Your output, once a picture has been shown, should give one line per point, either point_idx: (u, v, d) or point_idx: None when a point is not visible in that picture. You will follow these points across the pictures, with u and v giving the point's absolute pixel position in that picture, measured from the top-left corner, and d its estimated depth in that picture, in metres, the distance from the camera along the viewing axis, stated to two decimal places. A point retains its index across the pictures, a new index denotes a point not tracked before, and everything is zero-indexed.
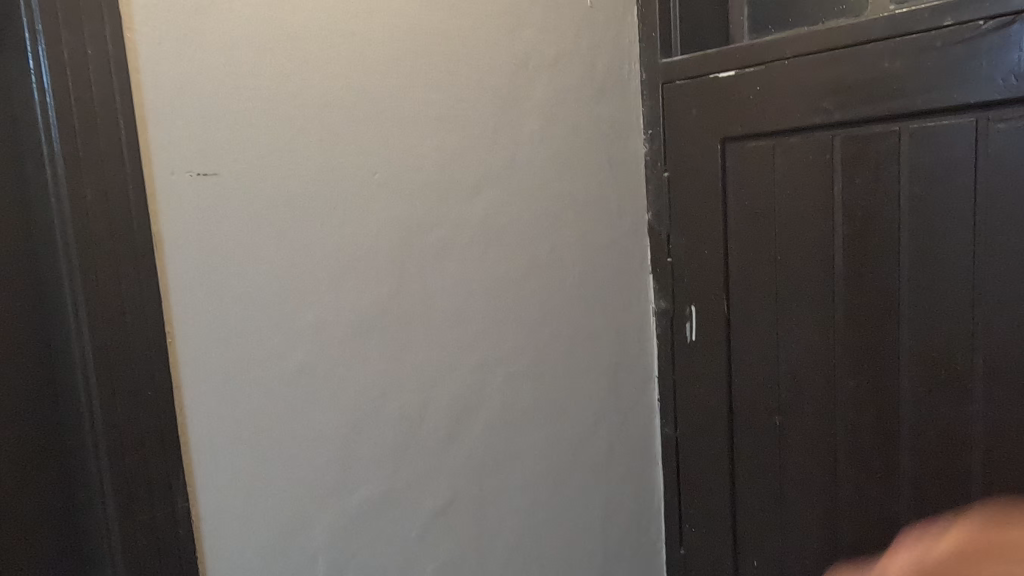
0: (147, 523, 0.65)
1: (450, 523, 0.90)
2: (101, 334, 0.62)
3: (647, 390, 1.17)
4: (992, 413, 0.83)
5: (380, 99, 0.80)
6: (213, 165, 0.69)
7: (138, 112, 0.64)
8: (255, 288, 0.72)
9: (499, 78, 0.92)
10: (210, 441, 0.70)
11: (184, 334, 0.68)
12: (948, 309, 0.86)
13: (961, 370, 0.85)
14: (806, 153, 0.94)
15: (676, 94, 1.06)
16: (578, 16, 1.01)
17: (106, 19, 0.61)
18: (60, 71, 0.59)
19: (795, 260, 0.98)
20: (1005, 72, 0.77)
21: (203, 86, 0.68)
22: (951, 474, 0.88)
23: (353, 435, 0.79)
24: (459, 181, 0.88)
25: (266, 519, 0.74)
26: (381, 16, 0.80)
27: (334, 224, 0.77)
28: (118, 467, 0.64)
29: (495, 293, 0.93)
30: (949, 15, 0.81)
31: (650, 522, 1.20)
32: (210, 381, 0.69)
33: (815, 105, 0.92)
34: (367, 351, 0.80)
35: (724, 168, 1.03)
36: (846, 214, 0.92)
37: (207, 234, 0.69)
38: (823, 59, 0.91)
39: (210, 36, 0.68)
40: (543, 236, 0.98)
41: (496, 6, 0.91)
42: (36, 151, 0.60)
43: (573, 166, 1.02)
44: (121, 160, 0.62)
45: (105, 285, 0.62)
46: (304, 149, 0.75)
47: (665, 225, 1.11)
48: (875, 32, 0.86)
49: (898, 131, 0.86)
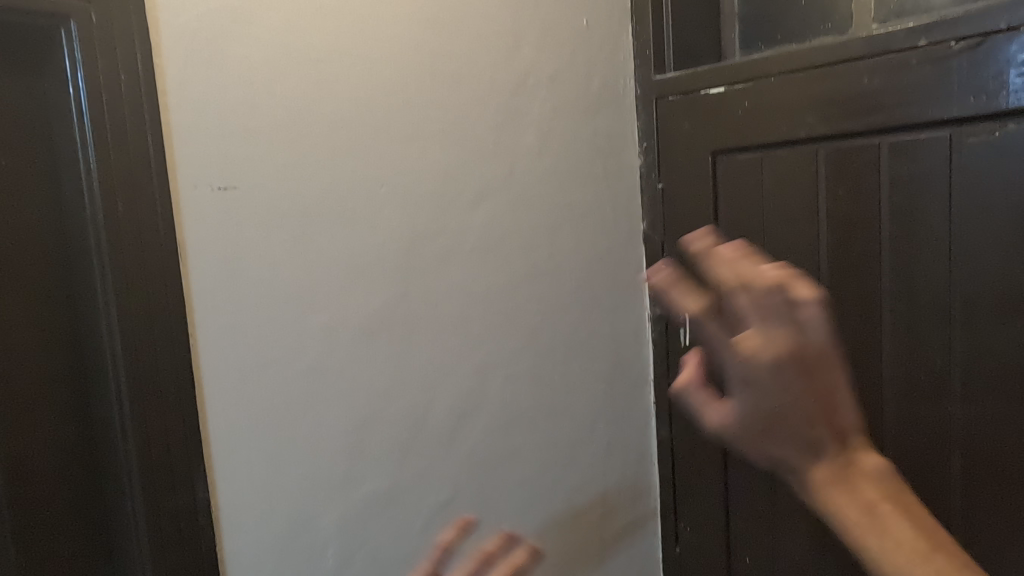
0: (172, 518, 0.68)
1: (453, 519, 0.93)
2: (130, 337, 0.65)
3: (643, 392, 1.21)
4: (969, 411, 0.89)
5: (389, 115, 0.84)
6: (233, 178, 0.72)
7: (164, 129, 0.68)
8: (273, 294, 0.75)
9: (499, 95, 0.96)
10: (229, 441, 0.73)
11: (207, 340, 0.71)
12: (928, 313, 0.91)
13: (940, 371, 0.90)
14: (792, 165, 0.99)
15: (669, 109, 1.11)
16: (575, 35, 1.06)
17: (137, 44, 0.65)
18: (96, 93, 0.63)
19: (783, 266, 1.03)
20: (975, 91, 0.83)
21: (226, 104, 0.72)
22: (932, 470, 0.93)
23: (363, 436, 0.83)
24: (461, 193, 0.92)
25: (282, 518, 0.77)
26: (390, 37, 0.84)
27: (345, 233, 0.80)
28: (146, 465, 0.67)
29: (495, 299, 0.97)
30: (923, 35, 0.86)
31: (646, 521, 1.23)
32: (231, 384, 0.73)
33: (800, 120, 0.97)
34: (376, 355, 0.84)
35: (716, 179, 1.08)
36: (830, 222, 0.97)
37: (227, 244, 0.72)
38: (808, 77, 0.96)
39: (233, 57, 0.72)
40: (542, 245, 1.02)
41: (498, 26, 0.96)
42: (71, 165, 0.63)
43: (570, 176, 1.06)
44: (149, 174, 0.66)
45: (134, 291, 0.65)
46: (319, 163, 0.78)
47: (660, 233, 1.16)
48: (856, 51, 0.92)
49: (879, 143, 0.92)
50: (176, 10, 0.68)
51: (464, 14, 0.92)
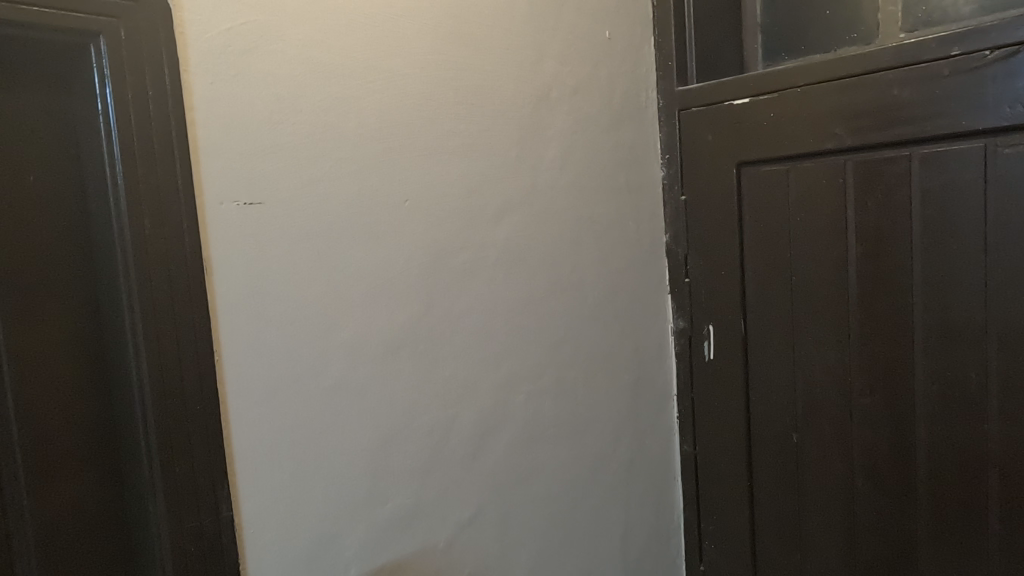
0: (195, 537, 0.68)
1: (477, 535, 0.92)
2: (156, 353, 0.65)
3: (666, 405, 1.19)
4: (1007, 431, 0.86)
5: (411, 130, 0.84)
6: (257, 195, 0.72)
7: (191, 145, 0.68)
8: (300, 309, 0.75)
9: (522, 108, 0.95)
10: (251, 459, 0.72)
11: (232, 356, 0.70)
12: (961, 327, 0.88)
13: (974, 387, 0.88)
14: (821, 177, 0.98)
15: (692, 121, 1.10)
16: (597, 47, 1.05)
17: (165, 61, 0.65)
18: (124, 109, 0.62)
19: (810, 278, 1.01)
20: (1011, 100, 0.81)
21: (251, 118, 0.71)
22: (967, 490, 0.90)
23: (385, 450, 0.82)
24: (485, 208, 0.91)
25: (304, 537, 0.76)
26: (413, 52, 0.84)
27: (369, 248, 0.80)
28: (171, 482, 0.66)
29: (517, 313, 0.95)
30: (955, 45, 0.84)
31: (670, 538, 1.21)
32: (257, 401, 0.72)
33: (828, 131, 0.96)
34: (397, 368, 0.83)
35: (740, 192, 1.07)
36: (860, 236, 0.95)
37: (251, 260, 0.72)
38: (836, 87, 0.94)
39: (259, 74, 0.72)
40: (565, 259, 1.01)
41: (522, 40, 0.96)
42: (98, 180, 0.63)
43: (593, 188, 1.05)
44: (176, 192, 0.66)
45: (160, 307, 0.65)
46: (344, 179, 0.78)
47: (683, 246, 1.15)
48: (886, 61, 0.90)
49: (909, 155, 0.90)
50: (202, 27, 0.68)
51: (488, 29, 0.92)
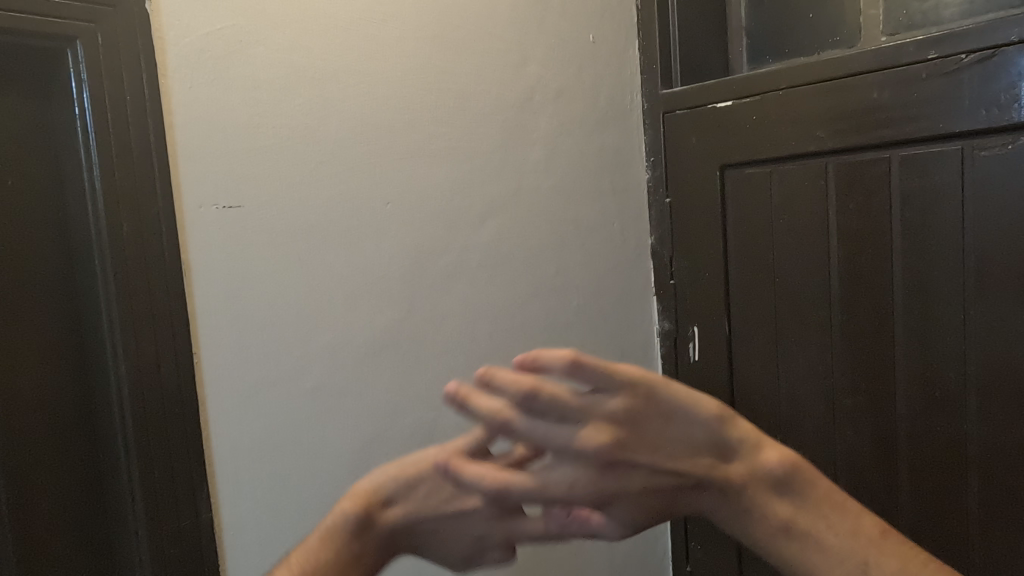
0: (173, 538, 0.68)
1: None
2: (135, 355, 0.65)
3: None
4: (987, 431, 0.87)
5: (393, 133, 0.84)
6: (237, 198, 0.72)
7: (171, 149, 0.68)
8: (281, 312, 0.75)
9: (505, 111, 0.96)
10: (231, 461, 0.72)
11: (213, 358, 0.71)
12: (942, 327, 0.89)
13: (955, 387, 0.89)
14: (803, 179, 0.98)
15: (676, 124, 1.11)
16: (581, 50, 1.06)
17: (143, 66, 0.65)
18: (101, 112, 0.63)
19: (793, 279, 1.02)
20: (987, 104, 0.82)
21: (231, 122, 0.72)
22: (947, 489, 0.91)
23: (367, 453, 0.82)
24: (468, 211, 0.92)
25: (286, 538, 0.76)
26: (395, 56, 0.84)
27: (352, 251, 0.80)
28: (149, 485, 0.66)
29: (501, 314, 0.96)
30: (933, 49, 0.85)
31: (656, 537, 1.22)
32: (236, 404, 0.72)
33: (809, 134, 0.96)
34: (380, 371, 0.83)
35: (723, 194, 1.07)
36: (841, 238, 0.96)
37: (232, 263, 0.72)
38: (817, 90, 0.95)
39: (239, 77, 0.72)
40: (549, 261, 1.02)
41: (506, 44, 0.96)
42: (76, 183, 0.63)
43: (578, 190, 1.06)
44: (154, 196, 0.66)
45: (138, 310, 0.65)
46: (326, 182, 0.78)
47: (668, 248, 1.16)
48: (865, 64, 0.91)
49: (889, 157, 0.91)
50: (182, 32, 0.69)
51: (471, 32, 0.92)
